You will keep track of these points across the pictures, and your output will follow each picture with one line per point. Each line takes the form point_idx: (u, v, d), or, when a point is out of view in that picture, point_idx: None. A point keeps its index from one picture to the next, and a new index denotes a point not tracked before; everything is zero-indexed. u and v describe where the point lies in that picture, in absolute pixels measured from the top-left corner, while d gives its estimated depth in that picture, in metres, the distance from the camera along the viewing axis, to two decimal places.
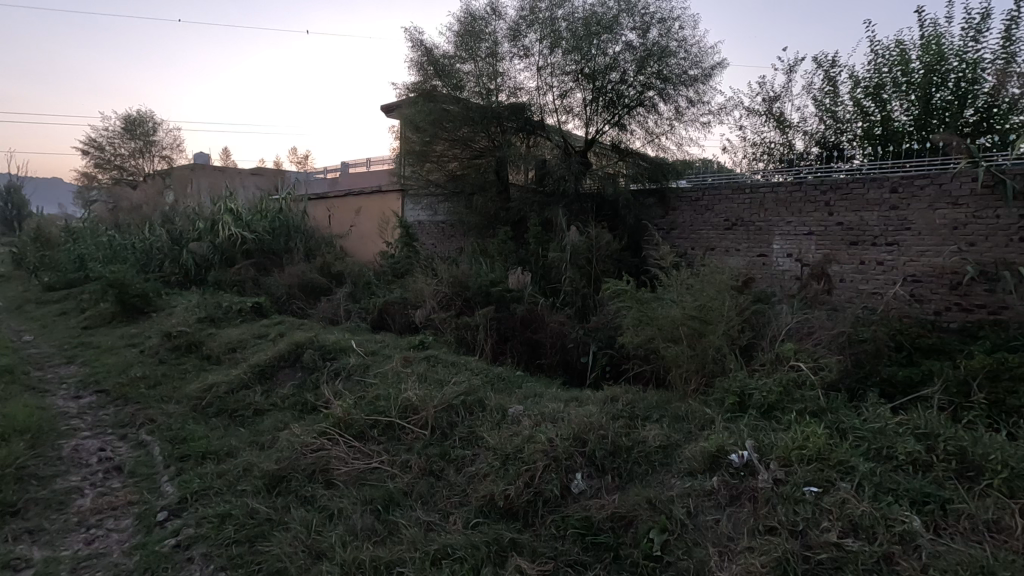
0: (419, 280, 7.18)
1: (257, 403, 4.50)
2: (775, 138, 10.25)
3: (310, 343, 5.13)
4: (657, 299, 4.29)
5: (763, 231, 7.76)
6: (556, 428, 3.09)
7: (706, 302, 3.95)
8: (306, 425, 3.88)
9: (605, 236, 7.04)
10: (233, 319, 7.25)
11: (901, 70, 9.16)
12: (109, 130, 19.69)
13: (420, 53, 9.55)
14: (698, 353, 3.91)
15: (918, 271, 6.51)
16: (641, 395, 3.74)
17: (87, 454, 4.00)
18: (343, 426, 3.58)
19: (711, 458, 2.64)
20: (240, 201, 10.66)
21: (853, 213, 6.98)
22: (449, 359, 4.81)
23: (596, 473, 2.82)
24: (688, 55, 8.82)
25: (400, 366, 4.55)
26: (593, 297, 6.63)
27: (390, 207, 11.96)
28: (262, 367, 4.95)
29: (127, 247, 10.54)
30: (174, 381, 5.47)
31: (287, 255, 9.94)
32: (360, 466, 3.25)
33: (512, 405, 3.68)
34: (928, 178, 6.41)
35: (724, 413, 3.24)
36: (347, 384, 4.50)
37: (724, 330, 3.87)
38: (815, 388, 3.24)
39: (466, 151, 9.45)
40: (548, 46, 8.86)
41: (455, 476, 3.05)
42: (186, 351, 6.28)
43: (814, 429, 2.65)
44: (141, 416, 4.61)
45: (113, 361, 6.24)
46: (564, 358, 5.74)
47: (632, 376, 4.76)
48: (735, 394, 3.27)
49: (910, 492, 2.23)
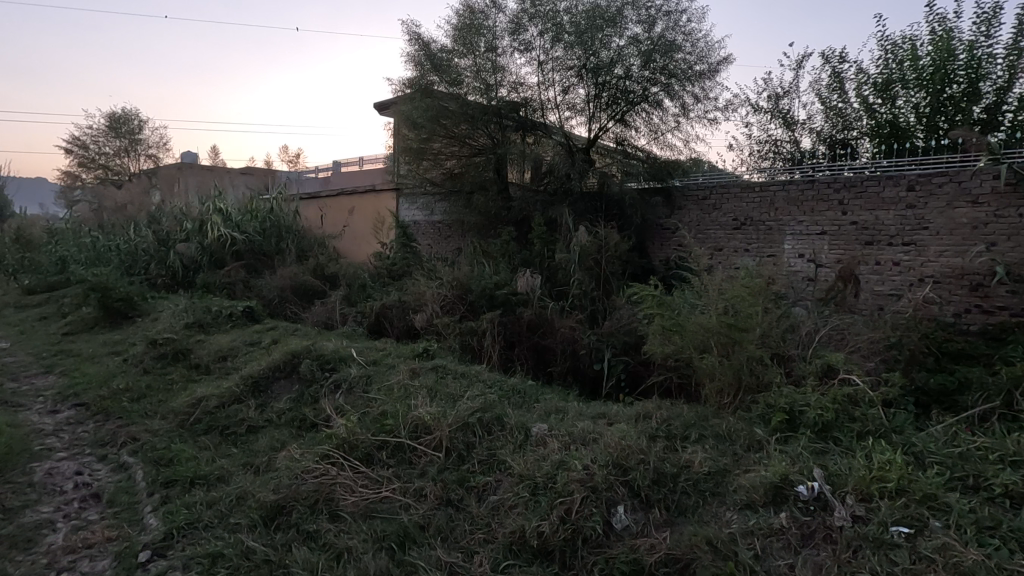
0: (418, 283, 6.83)
1: (250, 420, 4.14)
2: (781, 136, 10.03)
3: (307, 352, 4.76)
4: (683, 304, 3.97)
5: (774, 231, 7.49)
6: (589, 451, 2.78)
7: (737, 306, 3.64)
8: (305, 447, 3.52)
9: (614, 235, 6.73)
10: (223, 324, 6.85)
11: (911, 66, 8.96)
12: (93, 128, 19.11)
13: (417, 47, 9.20)
14: (732, 365, 3.58)
15: (937, 273, 6.25)
16: (674, 409, 3.42)
17: (62, 479, 3.62)
18: (347, 448, 3.23)
19: (775, 490, 2.32)
20: (229, 201, 10.25)
21: (867, 212, 6.73)
22: (458, 369, 4.46)
23: (641, 506, 2.50)
24: (694, 49, 8.54)
25: (406, 378, 4.19)
26: (602, 300, 6.32)
27: (384, 206, 11.61)
28: (254, 379, 4.58)
29: (111, 248, 10.10)
30: (160, 393, 5.08)
31: (279, 256, 9.55)
32: (369, 495, 2.91)
33: (534, 422, 3.34)
34: (947, 176, 6.15)
35: (772, 433, 2.93)
36: (349, 398, 4.14)
37: (758, 337, 3.56)
38: (873, 405, 2.93)
39: (465, 149, 9.10)
40: (550, 40, 8.54)
41: (477, 508, 2.73)
42: (173, 360, 5.88)
43: (886, 455, 2.35)
44: (124, 434, 4.23)
45: (94, 371, 5.84)
46: (576, 366, 5.48)
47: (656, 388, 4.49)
48: (783, 411, 2.98)
49: (1016, 533, 1.94)
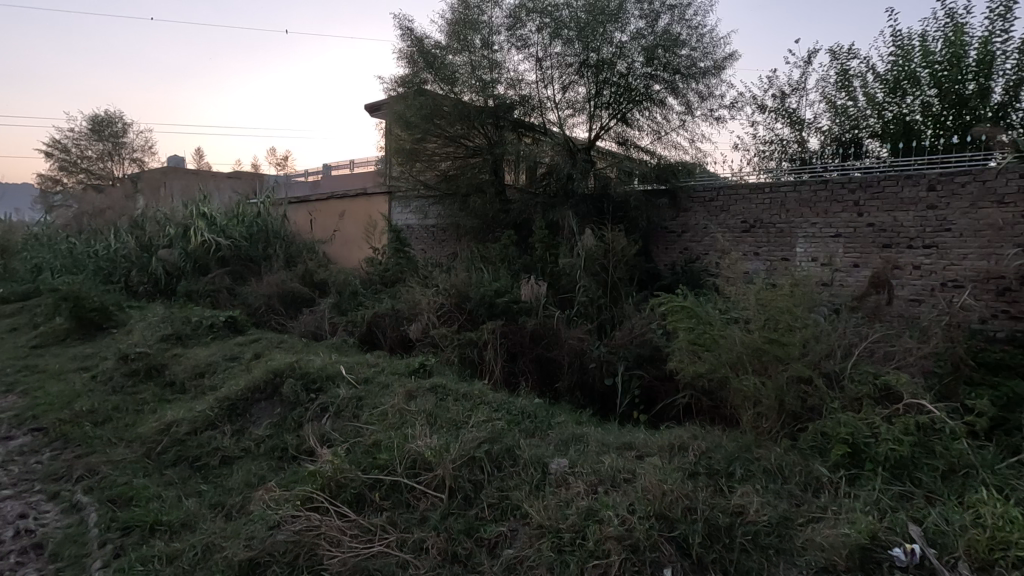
0: (413, 290, 6.36)
1: (225, 449, 3.66)
2: (787, 136, 9.69)
3: (291, 370, 4.27)
4: (713, 313, 3.55)
5: (785, 234, 7.10)
6: (623, 496, 2.35)
7: (778, 317, 3.22)
8: (285, 485, 3.06)
9: (622, 239, 6.27)
10: (202, 336, 6.35)
11: (923, 63, 8.64)
12: (75, 131, 18.49)
13: (409, 43, 8.77)
14: (774, 385, 3.13)
15: (961, 276, 5.87)
16: (710, 437, 2.99)
17: (1, 524, 3.13)
18: (334, 489, 2.77)
19: (863, 552, 1.99)
20: (214, 206, 9.76)
21: (885, 213, 6.34)
22: (460, 389, 3.97)
23: (692, 569, 2.10)
24: (700, 45, 8.14)
25: (401, 400, 3.72)
26: (610, 309, 5.88)
27: (375, 209, 11.14)
28: (231, 402, 4.10)
29: (89, 255, 9.55)
30: (128, 416, 4.59)
31: (265, 262, 9.03)
32: (358, 550, 2.44)
33: (551, 455, 2.89)
34: (969, 175, 5.78)
35: (833, 470, 2.53)
36: (336, 424, 3.66)
37: (802, 354, 3.14)
38: (954, 437, 2.52)
39: (460, 150, 8.69)
40: (549, 35, 8.09)
41: (490, 567, 2.30)
42: (147, 377, 5.38)
43: (992, 509, 2.02)
44: (80, 466, 3.73)
45: (59, 390, 5.33)
46: (583, 380, 5.05)
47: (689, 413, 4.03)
48: (844, 443, 2.57)
49: None
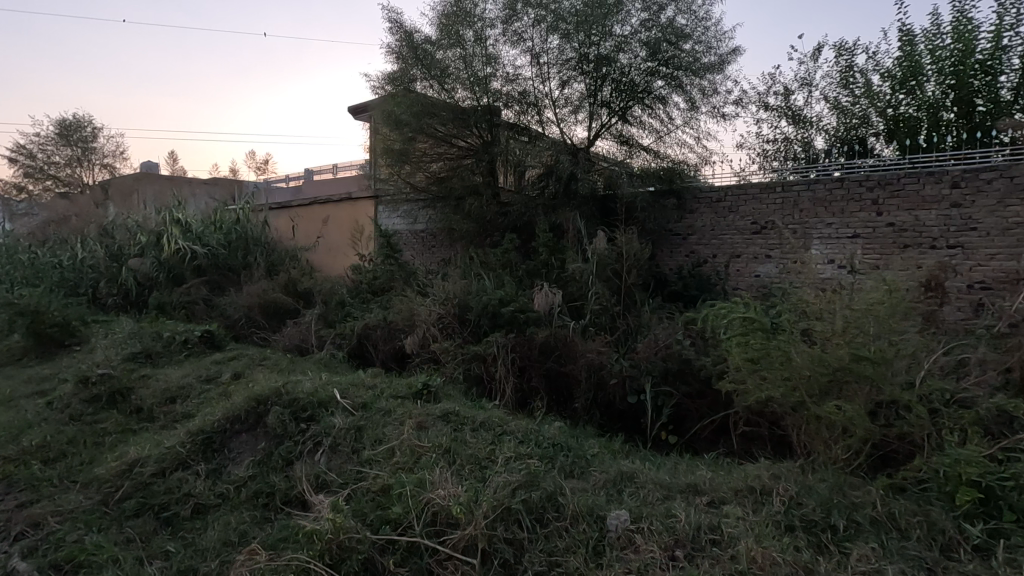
0: (409, 300, 5.78)
1: (198, 496, 3.08)
2: (792, 135, 9.34)
3: (274, 396, 3.64)
4: (779, 321, 3.04)
5: (799, 236, 6.64)
6: None
7: (860, 329, 2.73)
8: (275, 546, 2.48)
9: (635, 240, 5.76)
10: (175, 354, 5.70)
11: (930, 58, 8.34)
12: (41, 136, 17.49)
13: (398, 37, 8.20)
14: (857, 411, 2.64)
15: (989, 278, 5.48)
16: (789, 476, 2.49)
17: None
18: (335, 557, 2.18)
19: None
20: (189, 211, 9.05)
21: (906, 212, 5.93)
22: (475, 416, 3.42)
23: None
24: (703, 38, 7.67)
25: (408, 433, 3.15)
26: (626, 318, 5.37)
27: (360, 214, 10.50)
28: (206, 435, 3.49)
29: (52, 265, 8.76)
30: (86, 452, 3.94)
31: (244, 271, 8.34)
32: None
33: (605, 506, 2.37)
34: (997, 172, 5.42)
35: (962, 522, 2.11)
36: (331, 462, 3.10)
37: (888, 376, 2.67)
38: None
39: (453, 150, 8.20)
40: (546, 30, 7.59)
41: None
42: (109, 404, 4.70)
43: None
44: (20, 519, 3.08)
45: (6, 419, 4.63)
46: (605, 398, 4.56)
47: (743, 435, 3.73)
48: (970, 489, 2.15)
49: None
